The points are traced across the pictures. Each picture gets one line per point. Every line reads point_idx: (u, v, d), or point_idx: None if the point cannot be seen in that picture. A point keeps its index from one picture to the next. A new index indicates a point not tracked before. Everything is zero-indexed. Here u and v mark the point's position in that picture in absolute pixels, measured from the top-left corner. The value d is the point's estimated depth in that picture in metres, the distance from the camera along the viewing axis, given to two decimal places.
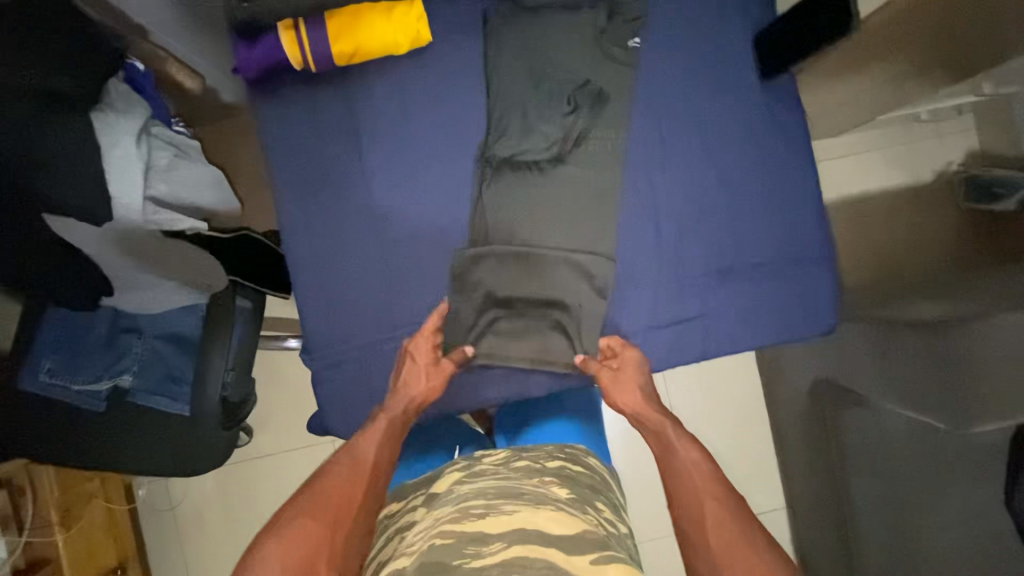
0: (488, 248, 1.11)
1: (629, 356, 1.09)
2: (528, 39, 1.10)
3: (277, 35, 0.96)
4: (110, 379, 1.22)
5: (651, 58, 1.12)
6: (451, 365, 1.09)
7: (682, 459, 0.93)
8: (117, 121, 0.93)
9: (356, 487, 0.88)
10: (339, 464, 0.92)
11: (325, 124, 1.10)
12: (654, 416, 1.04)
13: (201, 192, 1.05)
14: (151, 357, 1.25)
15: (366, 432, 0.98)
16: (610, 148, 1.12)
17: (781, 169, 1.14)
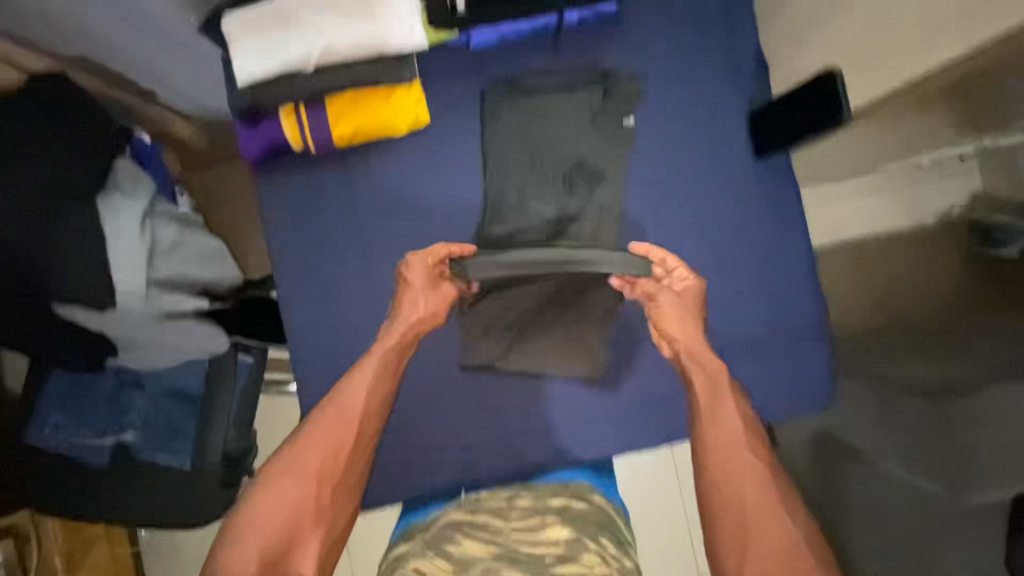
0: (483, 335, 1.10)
1: (692, 285, 1.05)
2: (524, 112, 1.04)
3: (275, 120, 0.97)
4: (114, 435, 1.20)
5: (652, 131, 1.05)
6: (451, 289, 1.07)
7: (729, 413, 1.00)
8: (123, 204, 0.94)
9: (342, 441, 0.96)
10: (327, 413, 0.98)
11: (316, 204, 1.06)
12: (710, 363, 1.05)
13: (206, 268, 1.07)
14: (155, 411, 1.22)
15: (357, 373, 1.01)
16: (605, 229, 1.06)
17: (788, 254, 1.08)
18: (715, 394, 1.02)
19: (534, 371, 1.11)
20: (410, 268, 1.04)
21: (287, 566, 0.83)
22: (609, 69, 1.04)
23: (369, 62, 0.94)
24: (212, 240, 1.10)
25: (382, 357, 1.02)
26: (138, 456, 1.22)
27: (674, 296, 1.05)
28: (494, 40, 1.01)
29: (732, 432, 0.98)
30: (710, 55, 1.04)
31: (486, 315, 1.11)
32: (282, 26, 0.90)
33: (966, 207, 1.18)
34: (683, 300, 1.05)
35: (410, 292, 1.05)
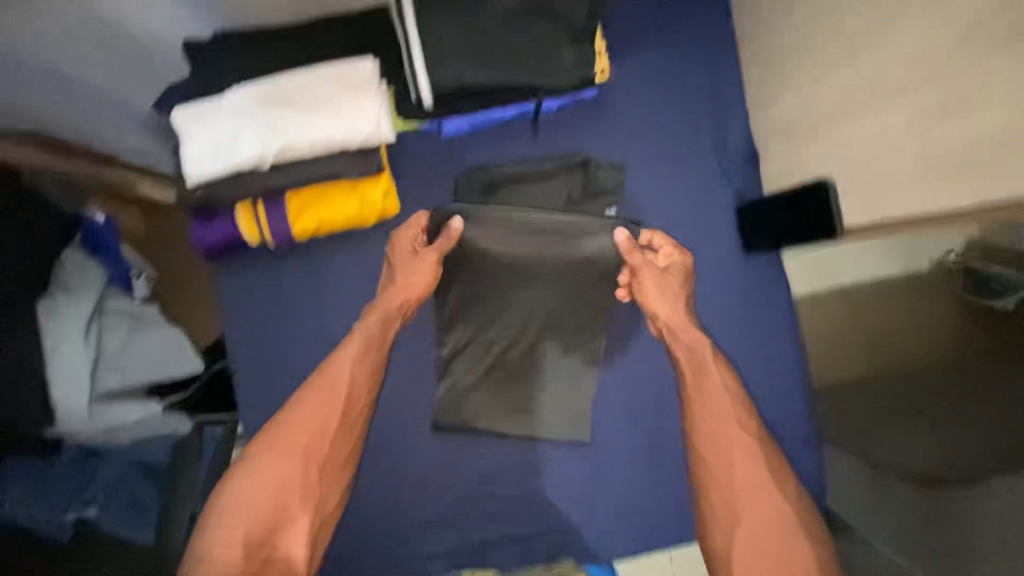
0: (454, 423, 1.02)
1: (677, 262, 0.96)
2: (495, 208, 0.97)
3: (230, 215, 0.91)
4: (74, 513, 0.82)
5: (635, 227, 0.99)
6: (438, 253, 0.95)
7: (716, 382, 0.94)
8: (69, 306, 0.89)
9: (329, 418, 0.90)
10: (314, 390, 0.92)
11: (284, 294, 1.05)
12: (690, 335, 0.96)
13: (164, 360, 0.97)
14: (122, 484, 0.88)
15: (342, 349, 0.95)
16: (580, 328, 1.02)
17: (777, 346, 1.04)
18: (699, 371, 0.95)
19: (522, 433, 1.02)
20: (393, 247, 0.98)
21: (277, 547, 0.80)
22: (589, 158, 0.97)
23: (331, 156, 0.87)
24: (174, 327, 1.02)
25: (364, 338, 0.95)
26: (105, 538, 0.84)
27: (658, 271, 0.95)
28: (465, 129, 0.97)
29: (721, 410, 0.92)
30: (696, 147, 0.99)
31: (475, 344, 1.03)
32: (234, 122, 0.83)
33: (963, 255, 0.98)
34: (666, 275, 0.95)
35: (393, 270, 0.98)
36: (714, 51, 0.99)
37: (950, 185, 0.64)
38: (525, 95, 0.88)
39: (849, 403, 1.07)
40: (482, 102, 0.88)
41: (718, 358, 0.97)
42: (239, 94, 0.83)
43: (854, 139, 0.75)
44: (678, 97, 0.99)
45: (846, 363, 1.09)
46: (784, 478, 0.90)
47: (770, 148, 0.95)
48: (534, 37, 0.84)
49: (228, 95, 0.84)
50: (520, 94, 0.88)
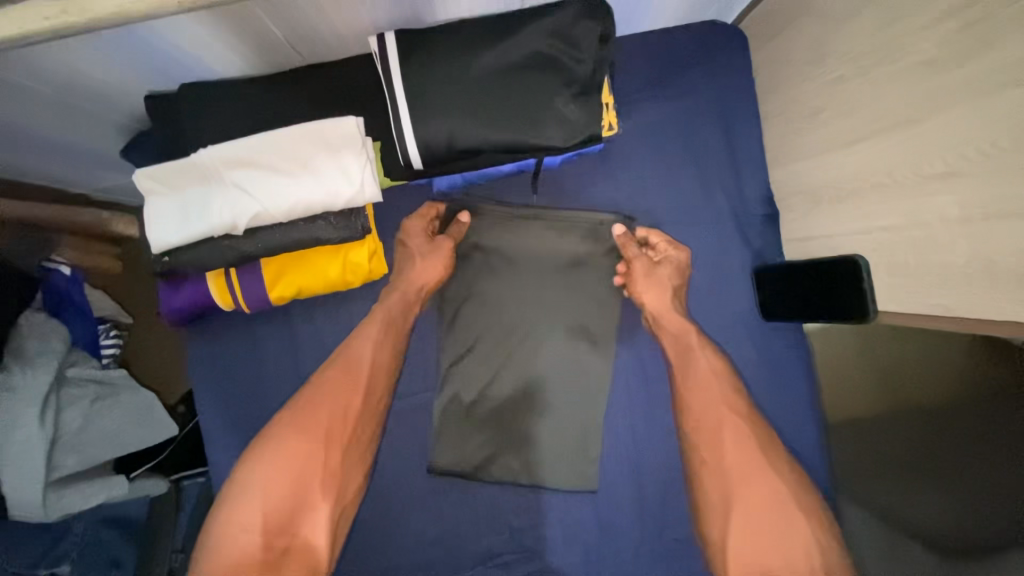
0: (451, 486, 0.91)
1: (672, 254, 0.88)
2: (485, 271, 0.92)
3: (202, 282, 0.83)
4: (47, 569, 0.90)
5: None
6: (450, 241, 0.89)
7: (707, 370, 0.86)
8: (25, 382, 0.80)
9: (351, 399, 0.82)
10: (331, 371, 0.84)
11: (255, 359, 0.92)
12: (675, 322, 0.88)
13: (132, 434, 0.90)
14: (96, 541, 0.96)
15: (360, 327, 0.86)
16: (591, 386, 0.92)
17: (803, 415, 0.93)
18: (685, 356, 0.87)
19: (521, 481, 0.91)
20: (405, 231, 0.88)
21: (299, 533, 0.77)
22: (593, 214, 0.90)
23: (312, 220, 0.79)
24: (147, 394, 0.94)
25: (383, 318, 0.85)
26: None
27: (650, 262, 0.88)
28: (458, 182, 0.90)
29: (712, 393, 0.85)
30: (709, 205, 0.91)
31: (470, 371, 0.92)
32: (202, 185, 0.76)
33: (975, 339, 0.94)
34: (666, 267, 0.88)
35: (407, 256, 0.88)
36: (732, 100, 0.91)
37: (1011, 285, 0.55)
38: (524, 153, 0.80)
39: (864, 449, 1.00)
40: (477, 160, 0.81)
41: (707, 341, 0.88)
42: (205, 153, 0.75)
43: (892, 218, 0.67)
44: (693, 148, 0.91)
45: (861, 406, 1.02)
46: (780, 463, 0.82)
47: (793, 211, 0.88)
48: (532, 92, 0.75)
49: (195, 154, 0.76)
50: (519, 153, 0.79)
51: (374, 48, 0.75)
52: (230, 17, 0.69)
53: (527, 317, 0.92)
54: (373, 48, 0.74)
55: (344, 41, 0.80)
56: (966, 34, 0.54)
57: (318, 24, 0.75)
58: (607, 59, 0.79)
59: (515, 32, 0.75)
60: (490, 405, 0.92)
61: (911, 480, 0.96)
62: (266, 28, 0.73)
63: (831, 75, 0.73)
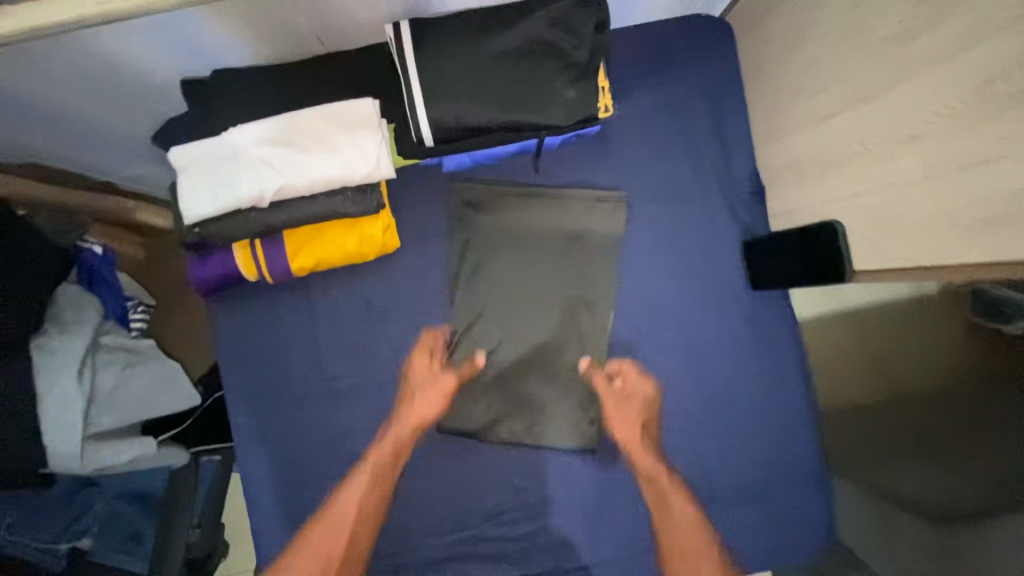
0: (461, 448, 0.97)
1: (642, 392, 0.97)
2: (492, 245, 0.98)
3: (228, 252, 0.90)
4: (70, 541, 0.97)
5: (641, 265, 0.98)
6: (456, 378, 0.97)
7: (678, 510, 0.96)
8: (62, 345, 0.87)
9: (336, 548, 0.95)
10: (324, 518, 0.96)
11: (275, 328, 0.98)
12: (650, 467, 0.97)
13: (159, 398, 0.97)
14: (112, 515, 1.05)
15: (353, 478, 0.97)
16: (592, 354, 0.97)
17: (790, 380, 0.99)
18: (661, 500, 0.96)
19: (523, 442, 0.96)
20: (411, 367, 0.97)
21: None
22: (592, 192, 0.97)
23: (331, 194, 0.86)
24: (171, 364, 1.00)
25: (376, 468, 0.96)
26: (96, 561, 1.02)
27: (620, 398, 0.97)
28: (467, 163, 0.97)
29: (673, 528, 0.95)
30: (699, 184, 0.98)
31: (478, 339, 0.98)
32: (231, 161, 0.82)
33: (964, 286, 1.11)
34: (633, 404, 0.97)
35: (410, 388, 0.97)
36: (721, 85, 0.98)
37: (963, 236, 0.61)
38: (527, 133, 0.87)
39: (855, 429, 1.14)
40: (484, 140, 0.87)
41: (680, 487, 0.97)
42: (234, 132, 0.82)
43: (865, 182, 0.73)
44: (685, 130, 0.97)
45: (849, 384, 1.16)
46: None
47: (778, 186, 0.94)
48: (534, 75, 0.82)
49: (224, 134, 0.83)
50: (523, 132, 0.86)
51: (389, 35, 0.82)
52: (259, 5, 0.76)
53: (530, 290, 0.98)
54: (389, 35, 0.81)
55: (360, 29, 0.87)
56: (923, 7, 0.60)
57: (337, 12, 0.82)
58: (604, 46, 0.86)
59: (518, 21, 0.82)
60: (495, 372, 0.97)
61: (895, 460, 1.10)
62: (291, 17, 0.80)
63: (809, 56, 0.80)
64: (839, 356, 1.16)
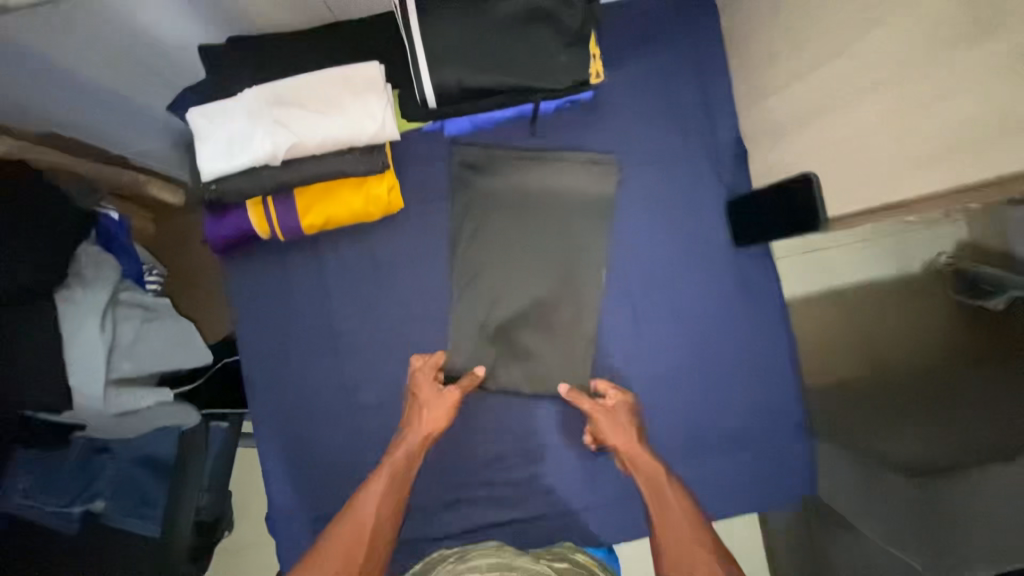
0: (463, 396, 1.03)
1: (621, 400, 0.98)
2: (493, 205, 1.03)
3: (241, 210, 0.95)
4: (85, 505, 1.05)
5: (633, 225, 1.04)
6: (458, 391, 0.97)
7: (677, 506, 0.88)
8: (85, 297, 0.92)
9: (357, 553, 0.82)
10: (341, 528, 0.84)
11: (287, 285, 1.04)
12: (647, 462, 0.93)
13: (175, 352, 1.02)
14: (125, 481, 1.10)
15: (366, 484, 0.90)
16: (587, 307, 1.03)
17: (773, 331, 1.04)
18: (658, 496, 0.90)
19: (521, 390, 1.03)
20: (414, 383, 0.98)
21: None
22: (588, 155, 1.03)
23: (339, 154, 0.91)
24: (185, 323, 1.06)
25: (389, 470, 0.90)
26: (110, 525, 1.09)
27: (611, 412, 0.97)
28: (468, 128, 1.03)
29: (686, 539, 0.84)
30: (687, 149, 1.04)
31: (477, 296, 1.03)
32: (246, 120, 0.88)
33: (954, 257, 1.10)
34: (620, 417, 0.96)
35: (416, 402, 0.97)
36: (704, 54, 1.04)
37: (926, 171, 0.68)
38: (524, 96, 0.93)
39: (848, 404, 1.13)
40: (484, 102, 0.93)
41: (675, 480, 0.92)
42: (251, 93, 0.88)
43: (838, 133, 0.80)
44: (672, 97, 1.04)
45: (833, 358, 1.17)
46: None
47: (758, 147, 1.00)
48: (531, 40, 0.88)
49: (240, 95, 0.89)
50: (517, 95, 0.93)
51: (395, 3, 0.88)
52: None
53: (528, 248, 1.03)
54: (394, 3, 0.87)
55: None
56: None
57: None
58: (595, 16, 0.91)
59: None
60: (492, 327, 1.03)
61: (886, 432, 1.06)
62: None
63: (785, 21, 0.86)
64: (826, 332, 1.18)
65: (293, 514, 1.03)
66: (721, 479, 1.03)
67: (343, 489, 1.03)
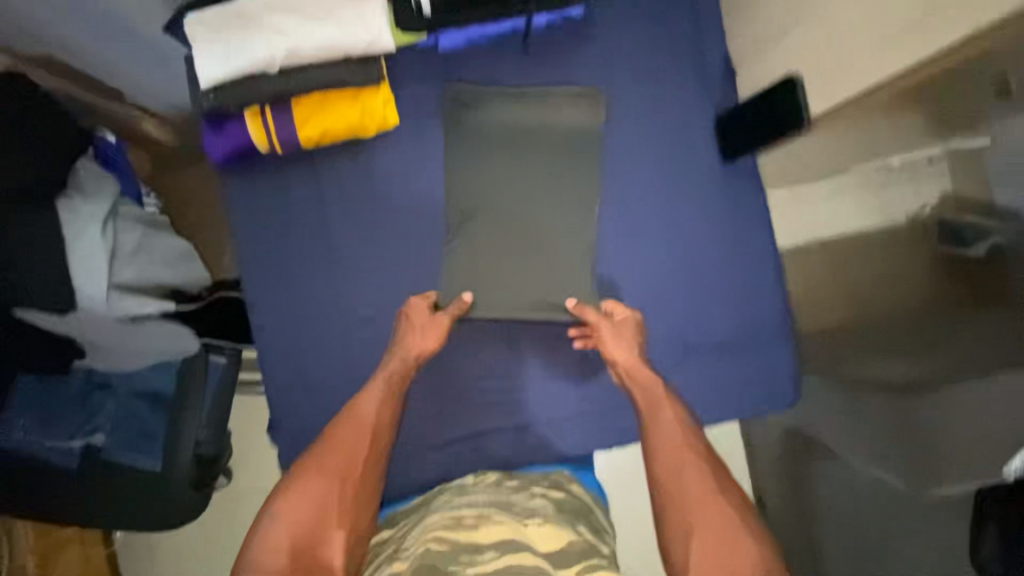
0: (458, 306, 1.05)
1: (629, 317, 1.02)
2: (479, 137, 1.04)
3: (241, 122, 0.97)
4: (83, 437, 1.11)
5: (620, 152, 1.08)
6: (449, 318, 1.01)
7: (666, 416, 0.92)
8: (84, 207, 0.93)
9: (359, 446, 0.88)
10: (341, 427, 0.90)
11: (288, 201, 1.06)
12: (645, 375, 0.98)
13: (178, 265, 1.06)
14: (124, 414, 1.14)
15: (365, 391, 0.95)
16: (583, 218, 1.06)
17: (752, 246, 1.10)
18: (653, 408, 0.94)
19: (517, 302, 1.06)
20: (408, 309, 1.01)
21: (319, 553, 0.75)
22: (572, 89, 1.05)
23: (334, 65, 0.93)
24: (184, 241, 1.10)
25: (386, 380, 0.96)
26: (109, 459, 1.14)
27: (616, 327, 1.01)
28: (462, 44, 1.05)
29: (674, 437, 0.89)
30: (671, 72, 1.09)
31: (471, 223, 1.04)
32: (243, 26, 0.89)
33: (937, 207, 0.97)
34: (623, 329, 1.01)
35: (410, 326, 1.01)
36: None
37: None
38: (519, 8, 0.96)
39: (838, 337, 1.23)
40: (478, 14, 0.96)
41: (674, 397, 0.96)
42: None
43: None
44: (660, 20, 1.09)
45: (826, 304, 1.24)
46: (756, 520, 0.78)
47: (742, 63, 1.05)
48: None
49: None
50: (511, 6, 0.96)
51: None
52: None
53: (524, 160, 1.05)
54: None
55: None
56: None
57: None
58: None
59: None
60: (483, 252, 1.04)
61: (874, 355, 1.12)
62: None
63: None
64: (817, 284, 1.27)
65: (295, 424, 1.06)
66: (706, 383, 1.09)
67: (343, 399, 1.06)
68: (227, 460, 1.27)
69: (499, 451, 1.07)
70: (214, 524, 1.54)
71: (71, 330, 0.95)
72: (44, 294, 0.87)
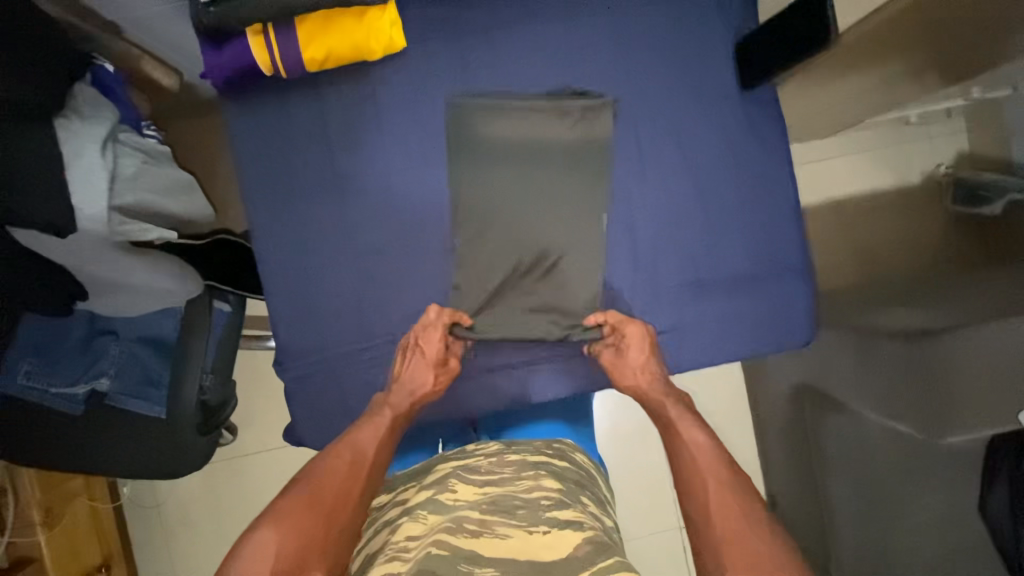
0: (467, 240, 1.05)
1: (632, 330, 1.01)
2: (484, 147, 1.05)
3: (243, 40, 0.94)
4: (87, 383, 1.05)
5: (628, 166, 1.06)
6: (457, 362, 1.02)
7: (690, 445, 0.82)
8: (83, 129, 0.91)
9: (351, 484, 0.79)
10: (336, 461, 0.82)
11: (294, 130, 1.04)
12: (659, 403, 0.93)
13: (178, 197, 1.07)
14: (132, 358, 1.09)
15: (365, 425, 0.89)
16: (596, 155, 1.06)
17: (765, 178, 1.08)
18: (670, 434, 0.87)
19: (529, 235, 1.06)
20: (425, 339, 0.99)
21: None
22: (579, 101, 1.04)
23: None
24: (183, 175, 1.11)
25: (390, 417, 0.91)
26: (113, 405, 1.09)
27: (623, 350, 1.00)
28: None
29: (703, 466, 0.78)
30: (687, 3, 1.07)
31: (478, 164, 1.05)
32: None
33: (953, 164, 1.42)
34: (630, 349, 1.00)
35: (418, 360, 0.98)
36: None
37: None
38: None
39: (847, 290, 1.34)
40: None
41: (698, 419, 0.87)
42: None
43: None
44: None
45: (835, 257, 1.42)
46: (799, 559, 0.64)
47: None
48: None
49: None
50: None
51: None
52: None
53: (537, 95, 1.05)
54: None
55: None
56: None
57: None
58: None
59: None
60: (489, 227, 1.05)
61: (880, 304, 1.22)
62: None
63: None
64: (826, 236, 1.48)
65: (303, 357, 1.04)
66: (719, 320, 1.07)
67: (351, 331, 1.04)
68: (229, 415, 1.21)
69: (509, 388, 1.06)
70: (220, 471, 1.54)
71: (72, 260, 0.93)
72: (41, 213, 0.82)
